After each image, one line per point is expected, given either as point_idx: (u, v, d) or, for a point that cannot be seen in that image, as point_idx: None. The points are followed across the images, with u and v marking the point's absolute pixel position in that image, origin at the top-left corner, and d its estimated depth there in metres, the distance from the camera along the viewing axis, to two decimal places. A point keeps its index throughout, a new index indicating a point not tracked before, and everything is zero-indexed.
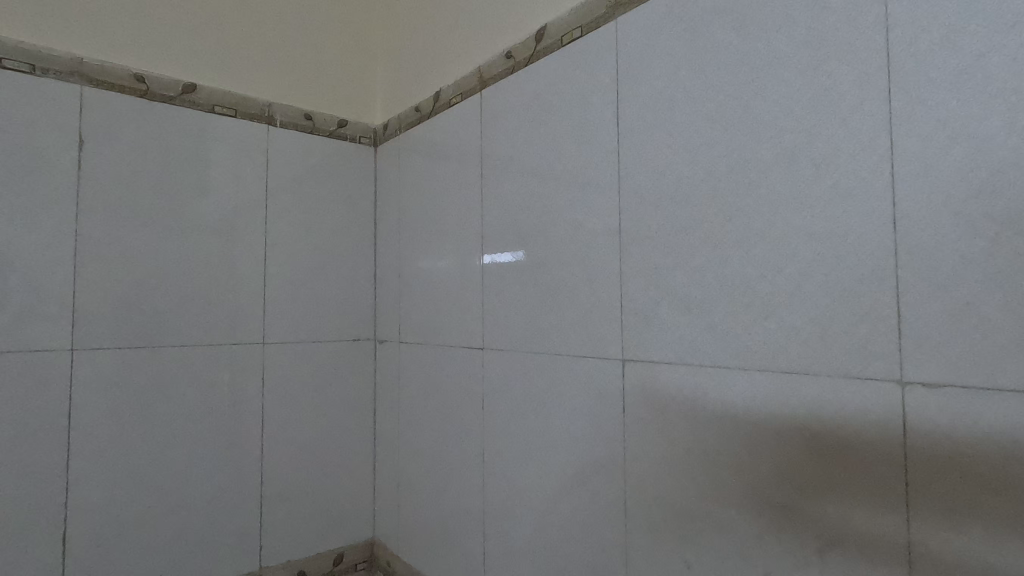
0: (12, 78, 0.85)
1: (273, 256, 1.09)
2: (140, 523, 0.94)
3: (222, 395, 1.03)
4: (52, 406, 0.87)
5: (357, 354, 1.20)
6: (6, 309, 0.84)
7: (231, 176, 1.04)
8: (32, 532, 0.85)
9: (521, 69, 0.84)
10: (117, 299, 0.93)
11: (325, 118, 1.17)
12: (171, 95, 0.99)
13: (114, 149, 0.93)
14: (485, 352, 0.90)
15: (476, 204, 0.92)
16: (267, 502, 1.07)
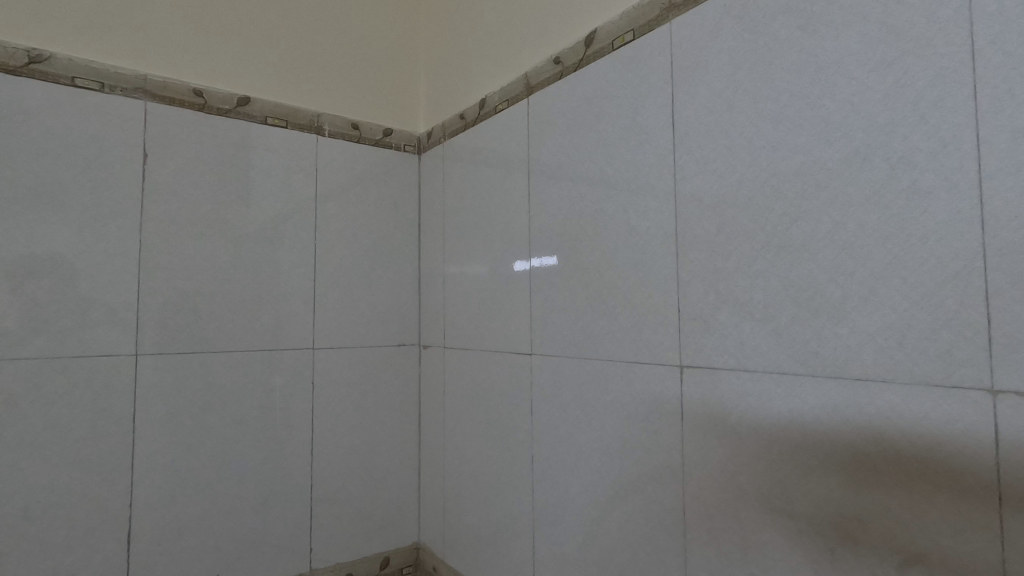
0: (83, 96, 0.90)
1: (322, 263, 1.11)
2: (198, 523, 0.97)
3: (274, 399, 1.05)
4: (118, 408, 0.91)
5: (402, 359, 1.21)
6: (77, 316, 0.88)
7: (283, 186, 1.07)
8: (99, 530, 0.89)
9: (570, 74, 0.84)
10: (177, 305, 0.96)
11: (371, 127, 1.20)
12: (227, 108, 1.03)
13: (175, 162, 0.97)
14: (534, 358, 0.90)
15: (524, 209, 0.93)
16: (317, 505, 1.09)
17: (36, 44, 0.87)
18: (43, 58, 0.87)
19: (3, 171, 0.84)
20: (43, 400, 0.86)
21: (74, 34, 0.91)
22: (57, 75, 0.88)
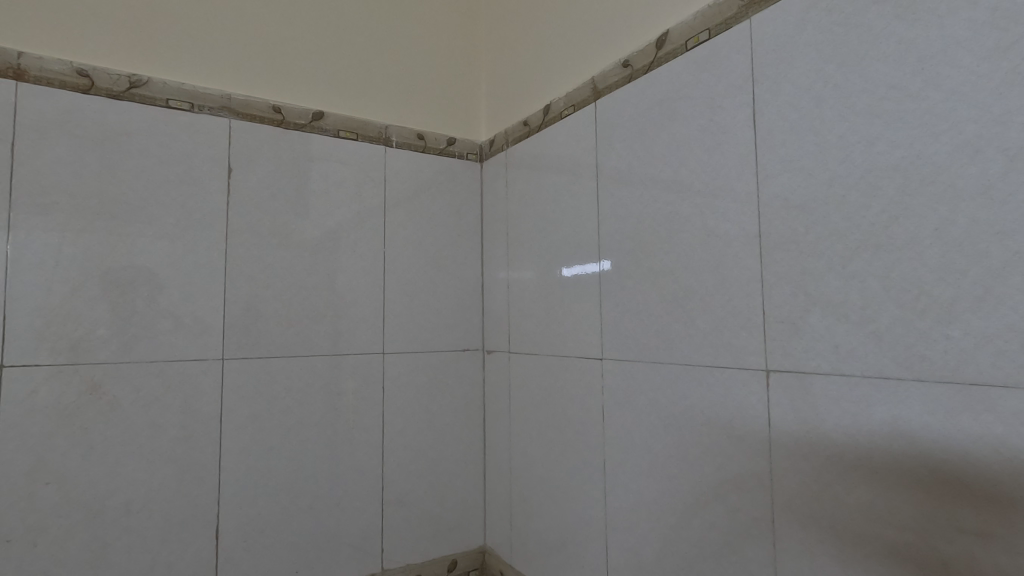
0: (175, 116, 0.96)
1: (391, 271, 1.15)
2: (278, 521, 1.01)
3: (347, 402, 1.09)
4: (207, 410, 0.96)
5: (467, 364, 1.23)
6: (171, 322, 0.94)
7: (354, 197, 1.11)
8: (191, 526, 0.94)
9: (640, 76, 0.83)
10: (258, 312, 1.01)
11: (436, 136, 1.22)
12: (302, 123, 1.07)
13: (256, 176, 1.02)
14: (605, 363, 0.89)
15: (592, 214, 0.92)
16: (388, 507, 1.12)
17: (134, 70, 0.94)
18: (141, 82, 0.94)
19: (108, 188, 0.90)
20: (142, 402, 0.91)
21: (168, 59, 0.97)
22: (152, 97, 0.94)
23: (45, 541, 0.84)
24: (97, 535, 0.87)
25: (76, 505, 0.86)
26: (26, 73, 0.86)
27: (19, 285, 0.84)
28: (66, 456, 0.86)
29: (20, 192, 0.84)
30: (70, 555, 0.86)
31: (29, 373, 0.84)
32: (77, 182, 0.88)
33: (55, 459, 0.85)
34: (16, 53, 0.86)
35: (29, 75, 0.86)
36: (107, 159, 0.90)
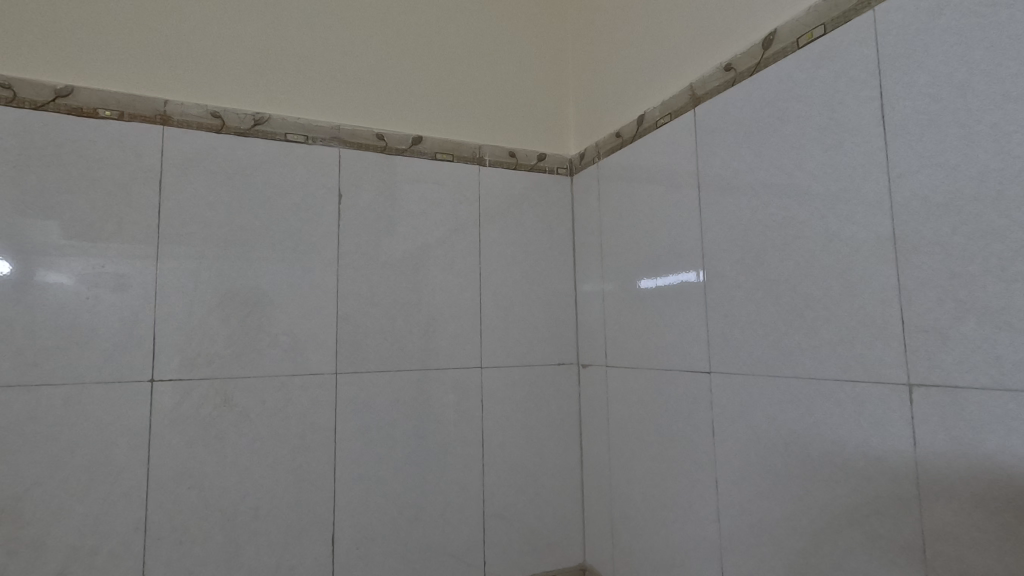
0: (293, 148, 1.04)
1: (486, 286, 1.17)
2: (387, 530, 1.05)
3: (449, 415, 1.11)
4: (322, 421, 1.02)
5: (562, 378, 1.22)
6: (290, 339, 1.01)
7: (451, 216, 1.15)
8: (310, 531, 0.99)
9: (745, 79, 0.80)
10: (366, 329, 1.06)
11: (527, 153, 1.24)
12: (403, 147, 1.13)
13: (362, 200, 1.08)
14: (714, 376, 0.86)
15: (695, 222, 0.90)
16: (488, 519, 1.13)
17: (257, 108, 1.03)
18: (264, 119, 1.03)
19: (236, 218, 0.99)
20: (267, 414, 0.98)
21: (285, 96, 1.06)
22: (273, 132, 1.03)
23: (188, 541, 0.92)
24: (230, 537, 0.95)
25: (213, 508, 0.94)
26: (171, 118, 0.96)
27: (166, 308, 0.94)
28: (204, 463, 0.94)
29: (167, 224, 0.94)
30: (208, 554, 0.93)
31: (174, 386, 0.93)
32: (211, 213, 0.97)
33: (195, 465, 0.93)
34: (162, 101, 0.96)
35: (173, 120, 0.96)
36: (235, 191, 0.99)
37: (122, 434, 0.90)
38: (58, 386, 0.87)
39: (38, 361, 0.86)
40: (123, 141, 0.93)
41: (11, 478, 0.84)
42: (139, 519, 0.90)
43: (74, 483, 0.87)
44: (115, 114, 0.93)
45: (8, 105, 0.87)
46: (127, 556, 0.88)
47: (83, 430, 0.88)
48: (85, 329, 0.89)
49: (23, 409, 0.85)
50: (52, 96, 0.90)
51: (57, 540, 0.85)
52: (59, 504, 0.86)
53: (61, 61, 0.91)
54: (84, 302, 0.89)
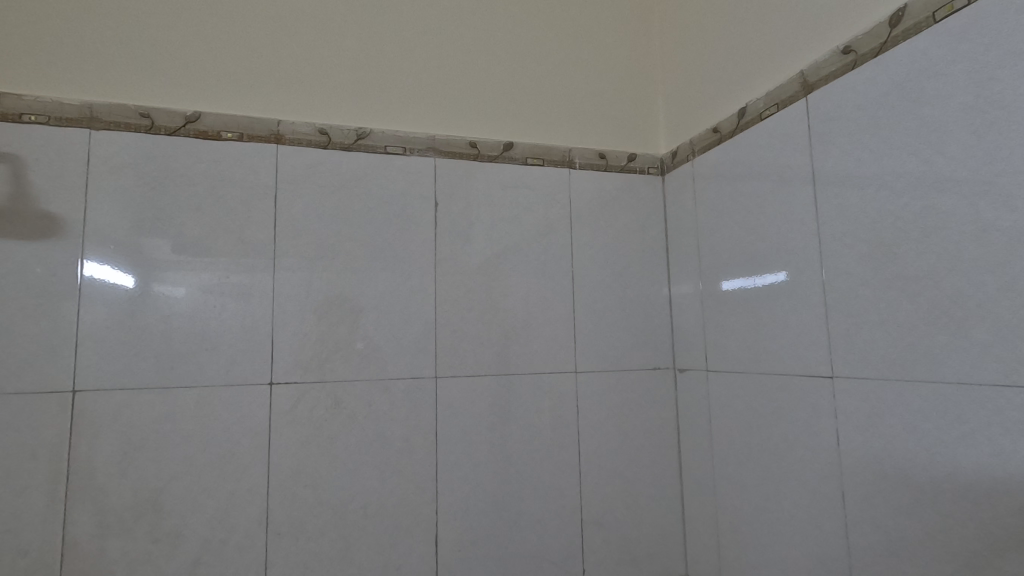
0: (392, 159, 1.08)
1: (579, 290, 1.16)
2: (487, 534, 1.05)
3: (545, 420, 1.11)
4: (425, 424, 1.04)
5: (658, 383, 1.19)
6: (393, 344, 1.04)
7: (542, 220, 1.15)
8: (414, 532, 1.02)
9: (868, 61, 0.75)
10: (463, 334, 1.08)
11: (617, 154, 1.22)
12: (495, 154, 1.14)
13: (457, 208, 1.10)
14: (837, 381, 0.80)
15: (809, 217, 0.84)
16: (587, 527, 1.11)
17: (359, 123, 1.08)
18: (366, 134, 1.07)
19: (342, 229, 1.04)
20: (373, 417, 1.02)
21: (383, 110, 1.10)
22: (374, 146, 1.07)
23: (304, 537, 0.97)
24: (342, 534, 0.99)
25: (326, 506, 0.98)
26: (283, 137, 1.03)
27: (281, 315, 0.99)
28: (318, 462, 0.99)
29: (281, 236, 1.01)
30: (323, 550, 0.97)
31: (291, 389, 0.98)
32: (320, 225, 1.02)
33: (310, 465, 0.98)
34: (275, 121, 1.03)
35: (285, 138, 1.03)
36: (341, 203, 1.04)
37: (245, 434, 0.96)
38: (191, 388, 0.94)
39: (175, 365, 0.94)
40: (242, 161, 1.00)
41: (154, 472, 0.92)
42: (262, 514, 0.95)
43: (206, 478, 0.93)
44: (236, 136, 1.00)
45: (146, 132, 0.96)
46: (252, 548, 0.94)
47: (213, 429, 0.94)
48: (213, 335, 0.96)
49: (162, 409, 0.93)
50: (182, 122, 0.98)
51: (192, 532, 0.92)
52: (193, 497, 0.93)
53: (189, 89, 1.00)
54: (211, 310, 0.96)
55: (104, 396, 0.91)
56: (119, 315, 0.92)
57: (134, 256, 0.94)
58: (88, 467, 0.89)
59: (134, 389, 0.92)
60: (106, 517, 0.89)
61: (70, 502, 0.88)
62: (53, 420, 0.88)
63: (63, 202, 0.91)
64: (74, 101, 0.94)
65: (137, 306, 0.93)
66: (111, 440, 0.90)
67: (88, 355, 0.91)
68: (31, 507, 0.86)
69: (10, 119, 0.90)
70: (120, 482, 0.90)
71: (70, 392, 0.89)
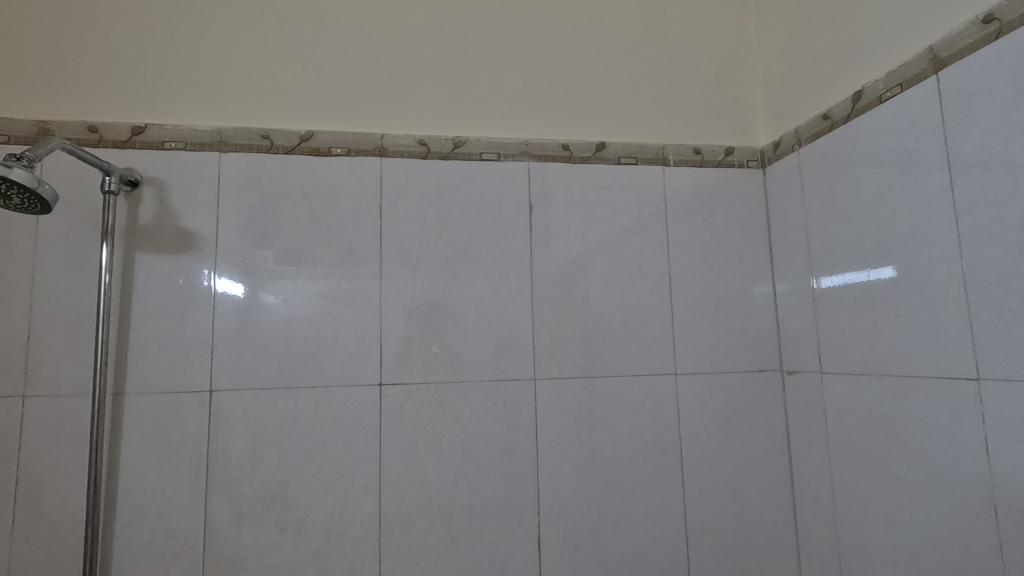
0: (487, 166, 1.10)
1: (677, 289, 1.13)
2: (590, 537, 1.05)
3: (645, 423, 1.09)
4: (525, 426, 1.05)
5: (765, 386, 1.13)
6: (493, 346, 1.06)
7: (637, 220, 1.13)
8: (518, 532, 1.03)
9: (1017, 29, 0.68)
10: (561, 336, 1.08)
11: (713, 149, 1.18)
12: (587, 155, 1.14)
13: (552, 210, 1.11)
14: (984, 384, 0.73)
15: (944, 204, 0.77)
16: (692, 534, 1.08)
17: (456, 132, 1.11)
18: (462, 142, 1.10)
19: (442, 235, 1.07)
20: (476, 418, 1.04)
21: (478, 118, 1.13)
22: (470, 154, 1.10)
23: (414, 532, 1.01)
24: (449, 532, 1.01)
25: (433, 503, 1.01)
26: (386, 150, 1.08)
27: (388, 320, 1.04)
28: (426, 461, 1.02)
29: (387, 244, 1.05)
30: (432, 546, 1.01)
31: (399, 389, 1.03)
32: (421, 232, 1.07)
33: (418, 463, 1.02)
34: (379, 136, 1.08)
35: (388, 151, 1.08)
36: (441, 210, 1.08)
37: (359, 432, 1.01)
38: (310, 388, 1.01)
39: (296, 367, 1.01)
40: (350, 174, 1.06)
41: (279, 467, 0.99)
42: (375, 509, 1.00)
43: (324, 473, 1.00)
44: (344, 151, 1.07)
45: (266, 152, 1.04)
46: (367, 541, 0.99)
47: (330, 428, 1.00)
48: (328, 339, 1.02)
49: (286, 408, 1.00)
50: (298, 140, 1.06)
51: (314, 523, 0.98)
52: (314, 491, 0.99)
53: (303, 111, 1.07)
54: (326, 316, 1.03)
55: (236, 396, 0.99)
56: (247, 321, 1.01)
57: (258, 267, 1.02)
58: (224, 461, 0.97)
59: (261, 389, 1.00)
60: (240, 507, 0.97)
61: (210, 492, 0.96)
62: (194, 417, 0.97)
63: (198, 220, 1.01)
64: (205, 128, 1.03)
65: (261, 313, 1.01)
66: (243, 436, 0.98)
67: (222, 358, 0.99)
68: (178, 496, 0.96)
69: (154, 147, 1.01)
70: (251, 475, 0.98)
71: (208, 392, 0.98)
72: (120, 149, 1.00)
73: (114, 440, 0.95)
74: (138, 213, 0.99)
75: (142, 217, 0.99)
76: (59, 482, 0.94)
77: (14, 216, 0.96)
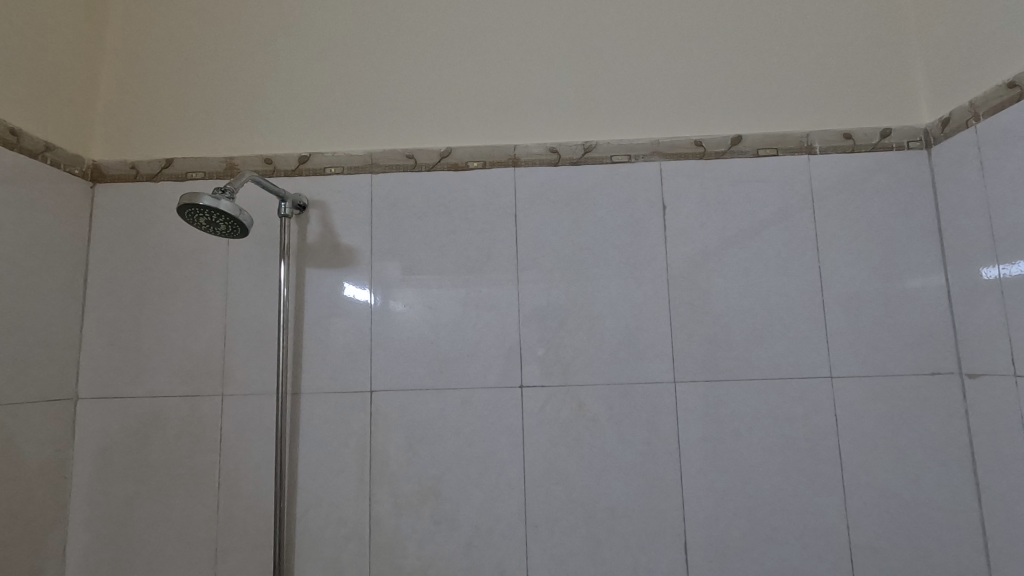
0: (618, 168, 1.10)
1: (829, 286, 1.05)
2: (740, 547, 1.01)
3: (798, 429, 1.02)
4: (667, 429, 1.04)
5: (939, 391, 1.02)
6: (630, 349, 1.06)
7: (780, 213, 1.07)
8: (662, 536, 1.01)
9: None
10: (701, 337, 1.05)
11: (866, 132, 1.09)
12: (722, 150, 1.10)
13: (686, 208, 1.08)
14: None
15: None
16: (857, 550, 0.99)
17: (585, 137, 1.13)
18: (592, 147, 1.11)
19: (576, 239, 1.09)
20: (616, 420, 1.04)
21: (607, 121, 1.13)
22: (601, 157, 1.11)
23: (559, 531, 1.03)
24: (593, 532, 1.02)
25: (576, 504, 1.03)
26: (519, 160, 1.12)
27: (527, 323, 1.08)
28: (567, 462, 1.04)
29: (523, 250, 1.09)
30: (576, 546, 1.02)
31: (540, 391, 1.06)
32: (555, 237, 1.09)
33: (560, 464, 1.04)
34: (511, 147, 1.12)
35: (521, 161, 1.12)
36: (573, 215, 1.09)
37: (503, 432, 1.05)
38: (457, 390, 1.07)
39: (444, 369, 1.08)
40: (486, 185, 1.11)
41: (431, 463, 1.06)
42: (521, 506, 1.04)
43: (473, 471, 1.05)
44: (480, 164, 1.12)
45: (411, 170, 1.12)
46: (514, 537, 1.03)
47: (476, 427, 1.06)
48: (471, 343, 1.08)
49: (436, 408, 1.07)
50: (438, 157, 1.13)
51: (464, 517, 1.04)
52: (464, 486, 1.05)
53: (442, 129, 1.15)
54: (468, 320, 1.08)
55: (393, 396, 1.08)
56: (398, 327, 1.09)
57: (407, 278, 1.10)
58: (384, 455, 1.06)
59: (413, 390, 1.07)
60: (399, 499, 1.05)
61: (373, 484, 1.06)
62: (357, 415, 1.07)
63: (355, 236, 1.11)
64: (359, 153, 1.14)
65: (410, 319, 1.09)
66: (399, 433, 1.07)
67: (379, 361, 1.09)
68: (347, 486, 1.06)
69: (317, 173, 1.13)
70: (407, 470, 1.06)
71: (368, 392, 1.08)
72: (290, 177, 1.14)
73: (293, 434, 1.07)
74: (306, 233, 1.12)
75: (309, 236, 1.12)
76: (251, 470, 1.08)
77: (212, 240, 1.13)
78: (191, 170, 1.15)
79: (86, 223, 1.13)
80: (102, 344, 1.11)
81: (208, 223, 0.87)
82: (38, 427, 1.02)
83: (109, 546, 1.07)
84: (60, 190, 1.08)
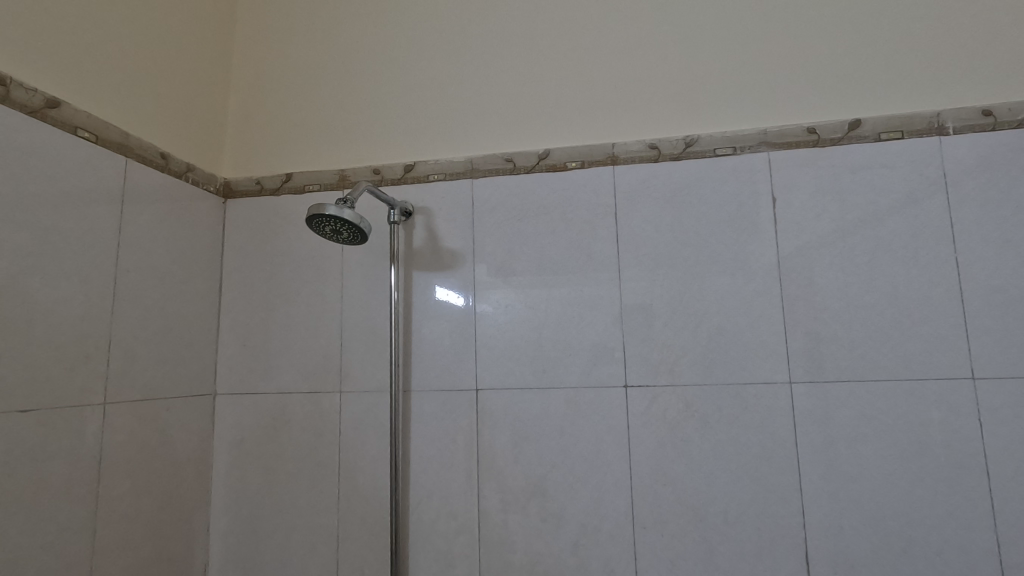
0: (723, 161, 1.07)
1: (968, 278, 0.96)
2: (869, 559, 0.94)
3: (934, 435, 0.94)
4: (783, 432, 0.99)
5: None
6: (740, 348, 1.02)
7: (907, 201, 0.99)
8: (781, 544, 0.97)
9: None
10: (819, 335, 1.00)
11: (1010, 107, 0.98)
12: (838, 136, 1.03)
13: (799, 200, 1.03)
14: None
15: None
16: (1010, 570, 0.90)
17: (686, 132, 1.10)
18: (694, 141, 1.09)
19: (680, 235, 1.06)
20: (726, 422, 1.01)
21: (709, 115, 1.10)
22: (704, 151, 1.08)
23: (668, 534, 1.01)
24: (704, 536, 0.99)
25: (686, 506, 1.01)
26: (618, 158, 1.11)
27: (630, 323, 1.07)
28: (675, 463, 1.02)
29: (625, 249, 1.08)
30: (687, 550, 1.00)
31: (645, 391, 1.04)
32: (657, 234, 1.07)
33: (668, 465, 1.02)
34: (610, 146, 1.12)
35: (620, 159, 1.11)
36: (676, 211, 1.07)
37: (608, 432, 1.05)
38: (561, 389, 1.08)
39: (547, 368, 1.09)
40: (585, 185, 1.11)
41: (537, 461, 1.07)
42: (628, 507, 1.03)
43: (578, 469, 1.05)
44: (579, 164, 1.13)
45: (510, 174, 1.15)
46: (621, 537, 1.02)
47: (581, 426, 1.06)
48: (573, 343, 1.08)
49: (540, 407, 1.08)
50: (537, 160, 1.15)
51: (571, 515, 1.05)
52: (570, 485, 1.05)
53: (540, 132, 1.17)
54: (570, 320, 1.09)
55: (498, 394, 1.10)
56: (501, 327, 1.12)
57: (509, 279, 1.13)
58: (490, 452, 1.09)
59: (518, 389, 1.10)
60: (506, 495, 1.07)
61: (480, 479, 1.09)
62: (464, 412, 1.11)
63: (458, 239, 1.15)
64: (460, 159, 1.18)
65: (513, 320, 1.11)
66: (505, 431, 1.09)
67: (484, 361, 1.12)
68: (455, 480, 1.10)
69: (421, 180, 1.19)
70: (513, 467, 1.08)
71: (475, 391, 1.11)
72: (397, 186, 1.20)
73: (405, 429, 1.13)
74: (413, 238, 1.17)
75: (416, 241, 1.17)
76: (367, 462, 1.14)
77: (328, 247, 1.21)
78: (308, 182, 1.24)
79: (221, 235, 1.25)
80: (236, 344, 1.23)
81: (332, 232, 0.93)
82: (186, 418, 1.14)
83: (246, 528, 1.17)
84: (200, 206, 1.21)
